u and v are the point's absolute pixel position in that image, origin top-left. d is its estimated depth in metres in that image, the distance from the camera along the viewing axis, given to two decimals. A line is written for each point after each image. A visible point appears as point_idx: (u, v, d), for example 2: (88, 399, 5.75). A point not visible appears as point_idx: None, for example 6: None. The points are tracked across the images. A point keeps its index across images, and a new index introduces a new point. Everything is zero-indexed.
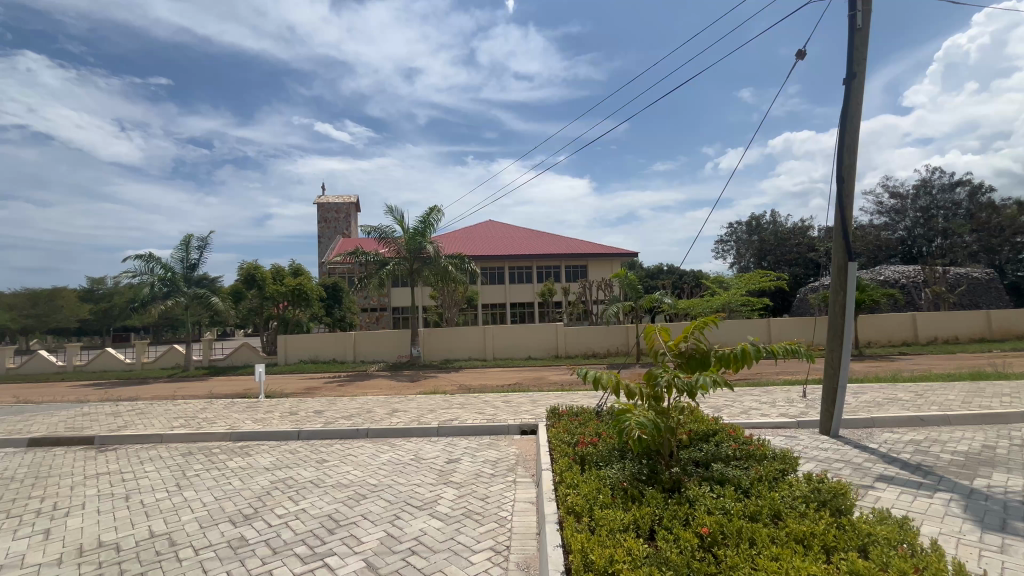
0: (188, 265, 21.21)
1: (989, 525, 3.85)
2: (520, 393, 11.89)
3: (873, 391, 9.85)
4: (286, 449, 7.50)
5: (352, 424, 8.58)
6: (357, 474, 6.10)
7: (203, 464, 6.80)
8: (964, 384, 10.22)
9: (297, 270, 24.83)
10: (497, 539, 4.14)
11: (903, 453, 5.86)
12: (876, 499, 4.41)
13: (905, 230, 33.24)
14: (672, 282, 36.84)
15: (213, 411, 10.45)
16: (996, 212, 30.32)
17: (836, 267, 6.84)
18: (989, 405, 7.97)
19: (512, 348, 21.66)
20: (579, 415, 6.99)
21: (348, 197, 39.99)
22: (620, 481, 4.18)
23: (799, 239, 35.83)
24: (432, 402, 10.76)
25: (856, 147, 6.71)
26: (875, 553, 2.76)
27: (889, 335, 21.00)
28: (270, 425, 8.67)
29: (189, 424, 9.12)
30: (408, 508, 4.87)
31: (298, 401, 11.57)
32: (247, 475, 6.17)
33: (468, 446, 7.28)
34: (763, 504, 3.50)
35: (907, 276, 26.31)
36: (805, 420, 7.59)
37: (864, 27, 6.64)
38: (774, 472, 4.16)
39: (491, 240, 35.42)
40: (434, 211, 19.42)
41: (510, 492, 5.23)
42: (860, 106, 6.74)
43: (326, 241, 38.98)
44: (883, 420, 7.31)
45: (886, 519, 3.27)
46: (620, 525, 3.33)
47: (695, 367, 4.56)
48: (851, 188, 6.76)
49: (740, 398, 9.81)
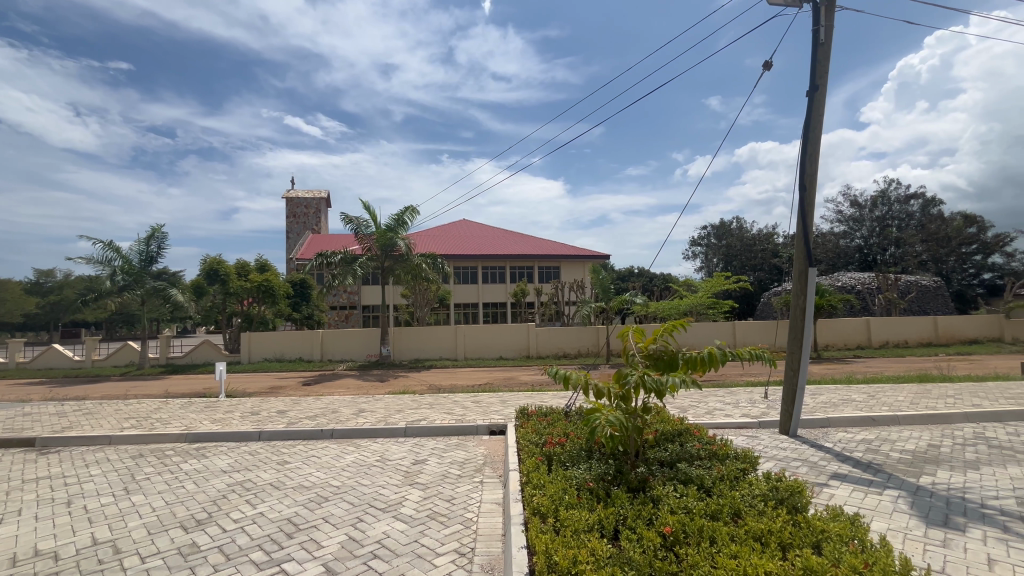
0: (146, 258, 20.06)
1: (934, 520, 4.04)
2: (489, 393, 11.83)
3: (829, 392, 10.22)
4: (246, 450, 7.23)
5: (317, 424, 8.34)
6: (319, 475, 5.95)
7: (154, 467, 6.46)
8: (912, 386, 10.80)
9: (263, 266, 24.05)
10: (462, 542, 4.09)
11: (856, 452, 6.12)
12: (830, 496, 4.59)
13: (862, 239, 34.83)
14: (641, 284, 37.97)
15: (167, 411, 10.00)
16: (945, 223, 32.27)
17: (797, 272, 7.06)
18: (934, 405, 8.43)
19: (483, 348, 21.58)
20: (548, 415, 7.01)
21: (317, 190, 38.82)
22: (587, 481, 4.19)
23: (765, 244, 37.12)
24: (399, 402, 10.54)
25: (818, 156, 6.95)
26: (828, 549, 2.84)
27: (845, 338, 21.98)
28: (230, 425, 8.37)
29: (141, 425, 8.69)
30: (371, 510, 4.77)
31: (260, 401, 11.15)
32: (202, 478, 5.91)
33: (435, 446, 7.20)
34: (724, 502, 3.57)
35: (862, 283, 27.45)
36: (766, 421, 7.81)
37: (827, 42, 6.89)
38: (735, 471, 4.25)
39: (465, 240, 35.19)
40: (409, 210, 19.23)
41: (477, 493, 5.20)
42: (822, 117, 6.98)
43: (294, 237, 38.01)
44: (838, 419, 7.61)
45: (839, 516, 3.37)
46: (585, 525, 3.33)
47: (664, 369, 4.61)
48: (812, 197, 7.00)
49: (705, 399, 10.10)
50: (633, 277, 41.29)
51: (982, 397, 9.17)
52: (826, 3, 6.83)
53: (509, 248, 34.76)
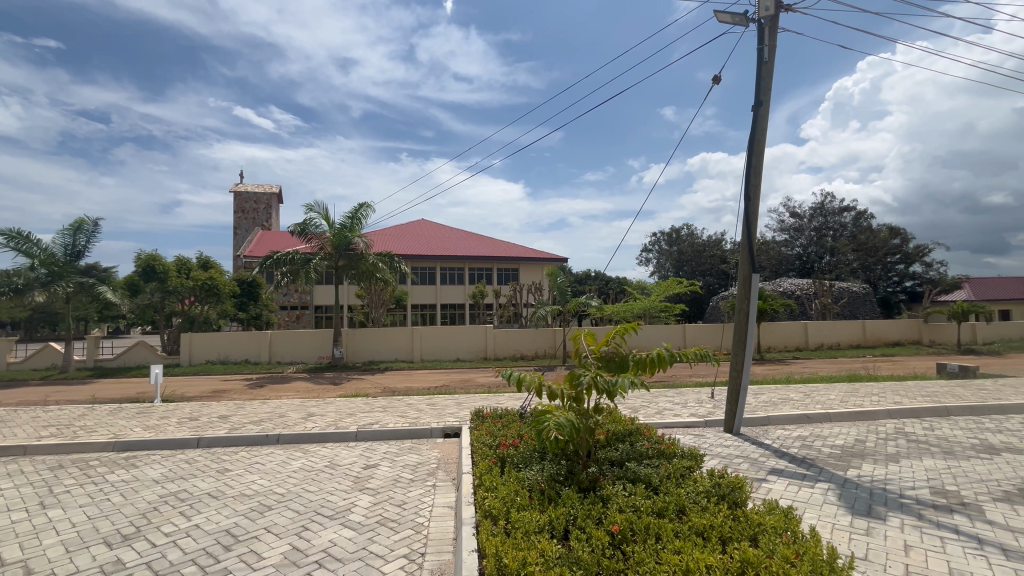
0: (72, 252, 18.57)
1: (859, 511, 4.34)
2: (445, 395, 11.70)
3: (769, 392, 10.78)
4: (182, 458, 6.80)
5: (262, 430, 7.96)
6: (263, 483, 5.68)
7: (75, 479, 5.95)
8: (843, 385, 11.59)
9: (206, 263, 22.75)
10: (412, 547, 4.01)
11: (792, 448, 6.48)
12: (768, 490, 4.84)
13: (802, 247, 37.15)
14: (598, 287, 38.92)
15: (92, 417, 9.24)
16: (873, 235, 34.90)
17: (741, 277, 7.39)
18: (861, 403, 9.08)
19: (440, 350, 21.33)
20: (503, 416, 7.02)
21: (268, 185, 37.22)
22: (539, 482, 4.22)
23: (713, 250, 38.85)
24: (351, 405, 10.25)
25: (762, 168, 7.32)
26: (764, 541, 2.99)
27: (785, 341, 23.31)
28: (165, 432, 7.85)
29: (63, 433, 7.99)
30: (318, 518, 4.60)
31: (200, 406, 10.52)
32: (131, 490, 5.50)
33: (388, 450, 7.04)
34: (670, 500, 3.69)
35: (802, 289, 29.15)
36: (712, 420, 8.14)
37: (771, 60, 7.28)
38: (681, 469, 4.40)
39: (424, 240, 34.73)
40: (364, 208, 18.74)
41: (429, 497, 5.12)
42: (766, 131, 7.36)
43: (242, 233, 36.26)
44: (777, 418, 8.04)
45: (774, 509, 3.55)
46: (535, 527, 3.35)
47: (615, 370, 4.71)
48: (756, 207, 7.37)
49: (656, 399, 10.41)
50: (589, 280, 42.14)
51: (903, 395, 9.96)
52: (769, 25, 7.23)
53: (468, 249, 34.61)
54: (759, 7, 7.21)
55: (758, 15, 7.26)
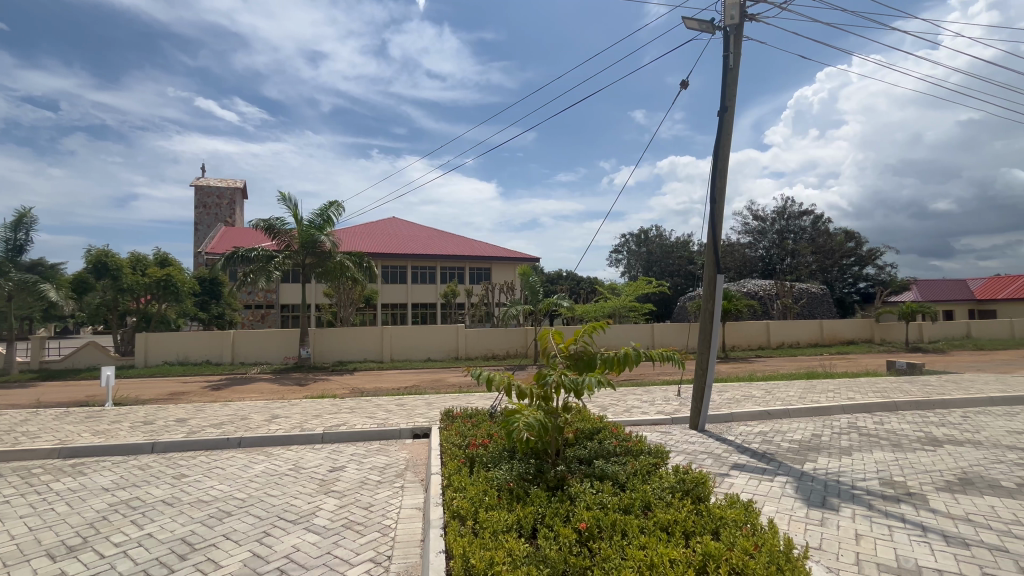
0: (13, 248, 17.44)
1: (814, 502, 4.53)
2: (415, 395, 11.57)
3: (733, 389, 11.13)
4: (135, 465, 6.47)
5: (223, 433, 7.67)
6: (223, 488, 5.47)
7: (14, 488, 5.58)
8: (801, 382, 12.08)
9: (164, 260, 21.79)
10: (379, 550, 3.95)
11: (753, 443, 6.69)
12: (731, 485, 5.00)
13: (765, 249, 38.48)
14: (569, 287, 39.33)
15: (36, 423, 8.70)
16: (831, 238, 36.48)
17: (707, 278, 7.57)
18: (817, 399, 9.48)
19: (410, 349, 21.06)
20: (473, 416, 7.00)
21: (232, 179, 35.96)
22: (508, 482, 4.22)
23: (680, 252, 39.84)
24: (318, 406, 10.01)
25: (727, 172, 7.54)
26: (725, 534, 3.07)
27: (748, 340, 24.12)
28: (116, 438, 7.46)
29: (2, 439, 7.49)
30: (280, 523, 4.46)
31: (156, 409, 10.06)
32: (78, 498, 5.20)
33: (355, 452, 6.91)
34: (636, 496, 3.75)
35: (764, 289, 30.21)
36: (679, 417, 8.33)
37: (735, 67, 7.50)
38: (647, 466, 4.48)
39: (395, 239, 34.28)
40: (333, 205, 18.35)
41: (396, 499, 5.05)
42: (732, 136, 7.58)
43: (203, 228, 34.90)
44: (740, 415, 8.30)
45: (735, 502, 3.66)
46: (503, 526, 3.35)
47: (583, 368, 4.76)
48: (721, 209, 7.58)
49: (625, 397, 10.61)
50: (561, 280, 42.53)
51: (856, 391, 10.45)
52: (735, 33, 7.45)
53: (440, 248, 34.35)
54: (725, 16, 7.42)
55: (723, 23, 7.47)
